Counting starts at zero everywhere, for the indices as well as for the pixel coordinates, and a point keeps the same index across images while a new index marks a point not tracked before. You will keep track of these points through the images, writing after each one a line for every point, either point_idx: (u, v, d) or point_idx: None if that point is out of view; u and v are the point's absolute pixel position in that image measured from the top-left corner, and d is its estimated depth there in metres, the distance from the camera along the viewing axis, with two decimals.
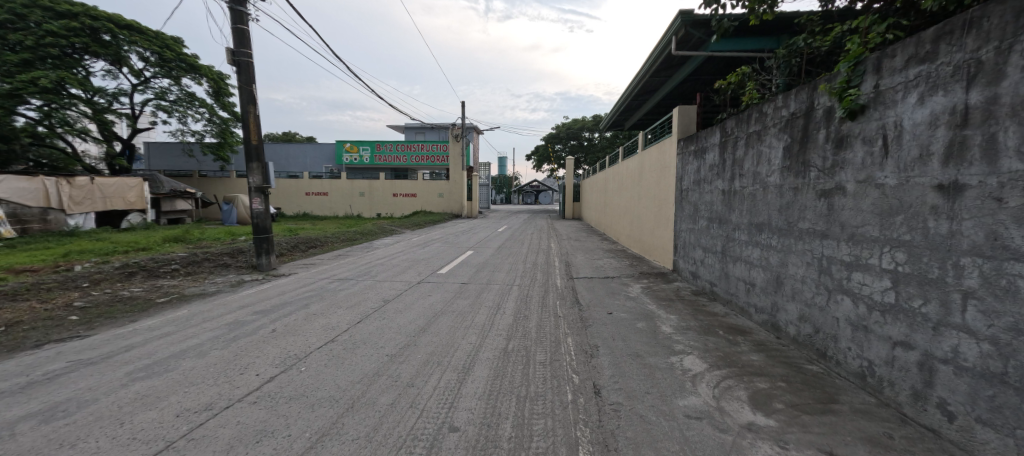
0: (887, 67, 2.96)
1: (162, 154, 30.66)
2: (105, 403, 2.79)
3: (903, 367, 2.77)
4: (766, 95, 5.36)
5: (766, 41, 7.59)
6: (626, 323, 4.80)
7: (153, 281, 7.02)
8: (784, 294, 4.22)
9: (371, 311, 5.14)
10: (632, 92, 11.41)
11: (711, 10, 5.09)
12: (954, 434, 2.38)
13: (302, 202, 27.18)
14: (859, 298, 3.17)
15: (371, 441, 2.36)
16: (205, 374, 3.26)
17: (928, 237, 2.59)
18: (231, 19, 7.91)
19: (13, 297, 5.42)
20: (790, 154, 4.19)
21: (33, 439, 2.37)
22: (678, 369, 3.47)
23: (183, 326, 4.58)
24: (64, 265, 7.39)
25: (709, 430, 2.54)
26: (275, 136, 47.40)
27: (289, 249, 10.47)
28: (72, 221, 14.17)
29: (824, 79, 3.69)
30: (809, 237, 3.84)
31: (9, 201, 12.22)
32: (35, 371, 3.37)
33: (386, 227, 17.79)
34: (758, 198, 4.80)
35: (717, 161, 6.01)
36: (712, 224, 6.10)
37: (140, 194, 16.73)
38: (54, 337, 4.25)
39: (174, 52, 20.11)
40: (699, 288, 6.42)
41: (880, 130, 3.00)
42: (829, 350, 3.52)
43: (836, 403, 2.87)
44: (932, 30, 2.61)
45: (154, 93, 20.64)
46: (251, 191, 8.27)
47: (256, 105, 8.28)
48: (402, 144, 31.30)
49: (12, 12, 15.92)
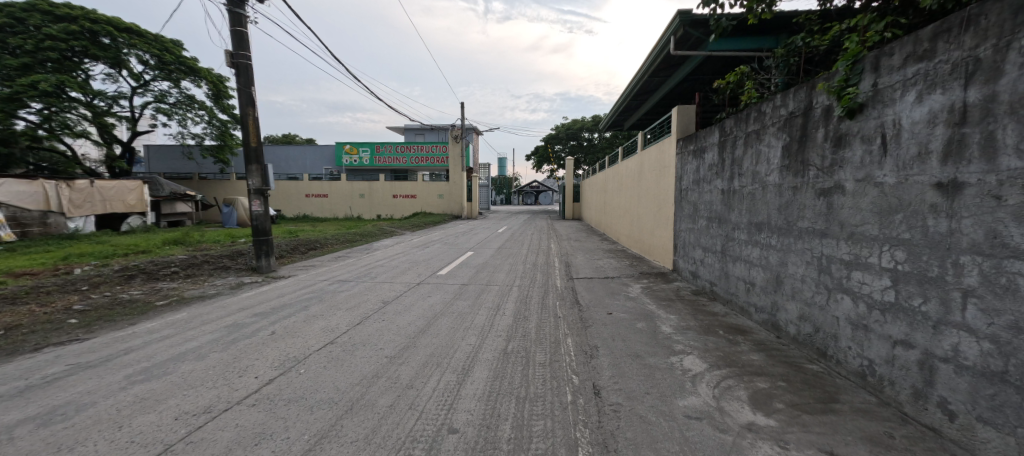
0: (885, 65, 2.95)
1: (162, 156, 30.77)
2: (105, 405, 2.80)
3: (903, 366, 2.76)
4: (765, 95, 5.34)
5: (765, 41, 7.61)
6: (625, 323, 4.80)
7: (153, 284, 7.01)
8: (784, 293, 4.21)
9: (371, 312, 5.16)
10: (632, 92, 11.38)
11: (709, 9, 5.09)
12: (954, 433, 2.37)
13: (302, 204, 27.16)
14: (859, 297, 3.16)
15: (371, 443, 2.35)
16: (205, 377, 3.26)
17: (928, 236, 2.58)
18: (231, 22, 7.91)
19: (12, 300, 5.43)
20: (789, 153, 4.18)
21: (30, 442, 2.36)
22: (678, 369, 3.45)
23: (183, 328, 4.59)
24: (64, 268, 7.45)
25: (710, 430, 2.53)
26: (274, 138, 47.51)
27: (289, 251, 10.47)
28: (71, 224, 14.20)
29: (822, 78, 3.68)
30: (808, 236, 3.83)
31: (11, 204, 12.24)
32: (35, 374, 3.37)
33: (387, 230, 17.70)
34: (758, 197, 4.78)
35: (716, 160, 5.98)
36: (711, 224, 6.09)
37: (140, 197, 16.75)
38: (53, 340, 4.25)
39: (173, 55, 20.10)
40: (700, 288, 6.39)
41: (879, 128, 3.00)
42: (830, 349, 3.51)
43: (836, 403, 2.86)
44: (930, 28, 2.61)
45: (154, 96, 20.71)
46: (251, 193, 8.30)
47: (256, 107, 8.28)
48: (402, 145, 31.38)
49: (11, 16, 15.98)
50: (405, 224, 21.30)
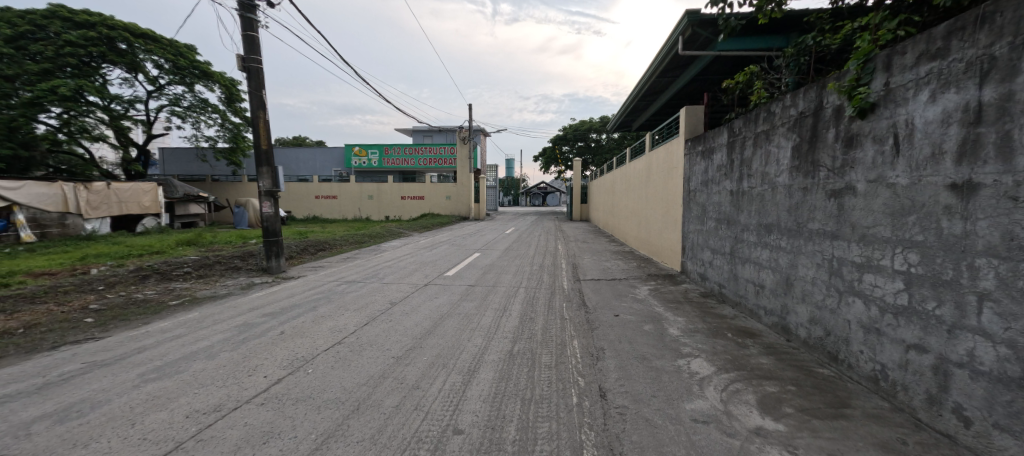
0: (897, 64, 2.91)
1: (177, 158, 31.59)
2: (119, 402, 2.86)
3: (917, 371, 2.70)
4: (775, 95, 5.25)
5: (775, 40, 7.52)
6: (632, 325, 4.76)
7: (166, 284, 7.14)
8: (794, 296, 4.15)
9: (379, 312, 5.22)
10: (640, 93, 11.30)
11: (717, 9, 5.03)
12: (970, 441, 2.31)
13: (311, 205, 27.48)
14: (871, 300, 3.10)
15: (377, 443, 2.36)
16: (216, 376, 3.31)
17: (943, 237, 2.53)
18: (242, 27, 8.04)
19: (31, 300, 5.57)
20: (799, 153, 4.13)
21: (46, 439, 2.42)
22: (685, 372, 3.42)
23: (194, 327, 4.66)
24: (81, 268, 7.61)
25: (718, 434, 2.50)
26: (285, 140, 48.38)
27: (299, 252, 10.63)
28: (89, 225, 14.49)
29: (833, 78, 3.62)
30: (819, 238, 3.76)
31: (30, 206, 12.51)
32: (51, 372, 3.45)
33: (394, 231, 17.82)
34: (767, 198, 4.72)
35: (725, 161, 5.92)
36: (720, 225, 6.02)
37: (155, 198, 17.21)
38: (70, 339, 4.35)
39: (187, 60, 20.48)
40: (707, 291, 6.34)
41: (891, 128, 2.94)
42: (840, 353, 3.46)
43: (848, 408, 2.80)
44: (943, 26, 2.55)
45: (169, 100, 21.12)
46: (262, 195, 8.44)
47: (266, 110, 8.39)
48: (411, 147, 31.62)
49: (33, 23, 16.45)
50: (412, 224, 21.63)
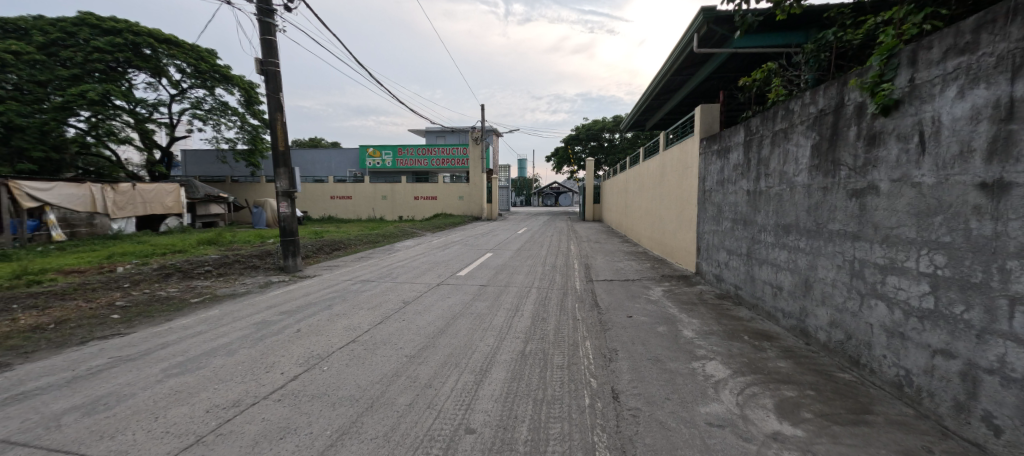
0: (922, 59, 2.81)
1: (199, 160, 32.49)
2: (143, 396, 2.95)
3: (944, 377, 2.60)
4: (793, 92, 5.13)
5: (793, 36, 7.34)
6: (645, 326, 4.71)
7: (188, 282, 7.33)
8: (813, 298, 4.05)
9: (393, 312, 5.28)
10: (654, 92, 11.19)
11: (733, 5, 4.94)
12: (1001, 450, 2.23)
13: (327, 205, 27.93)
14: (895, 303, 3.01)
15: (390, 441, 2.38)
16: (234, 372, 3.39)
17: (972, 239, 2.43)
18: (260, 31, 8.21)
19: (62, 296, 5.79)
20: (818, 152, 4.02)
21: (75, 430, 2.51)
22: (700, 374, 3.37)
23: (214, 324, 4.78)
24: (107, 266, 7.82)
25: (733, 439, 2.45)
26: (302, 142, 49.27)
27: (315, 252, 10.80)
28: (115, 225, 14.99)
29: (854, 74, 3.52)
30: (840, 239, 3.67)
31: (61, 207, 12.98)
32: (80, 366, 3.58)
33: (408, 231, 17.97)
34: (785, 198, 4.62)
35: (742, 160, 5.81)
36: (736, 226, 5.91)
37: (178, 199, 17.69)
38: (98, 334, 4.51)
39: (208, 64, 21.02)
40: (723, 292, 6.24)
41: (916, 125, 2.85)
42: (862, 357, 3.36)
43: (870, 414, 2.72)
44: (972, 19, 2.46)
45: (191, 103, 21.69)
46: (279, 195, 8.61)
47: (284, 112, 8.54)
48: (424, 148, 31.91)
49: (64, 30, 17.08)
50: (425, 224, 21.79)
